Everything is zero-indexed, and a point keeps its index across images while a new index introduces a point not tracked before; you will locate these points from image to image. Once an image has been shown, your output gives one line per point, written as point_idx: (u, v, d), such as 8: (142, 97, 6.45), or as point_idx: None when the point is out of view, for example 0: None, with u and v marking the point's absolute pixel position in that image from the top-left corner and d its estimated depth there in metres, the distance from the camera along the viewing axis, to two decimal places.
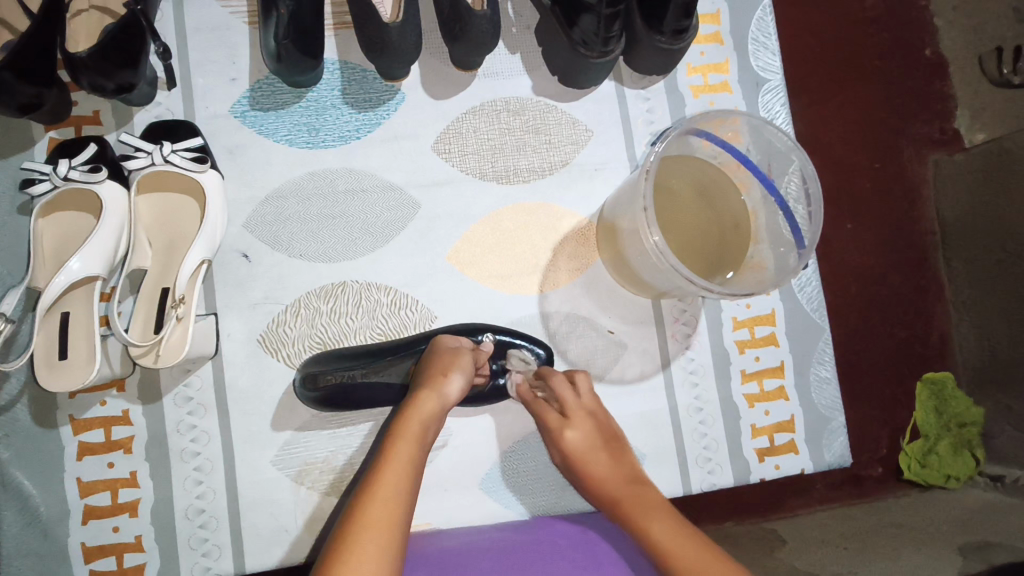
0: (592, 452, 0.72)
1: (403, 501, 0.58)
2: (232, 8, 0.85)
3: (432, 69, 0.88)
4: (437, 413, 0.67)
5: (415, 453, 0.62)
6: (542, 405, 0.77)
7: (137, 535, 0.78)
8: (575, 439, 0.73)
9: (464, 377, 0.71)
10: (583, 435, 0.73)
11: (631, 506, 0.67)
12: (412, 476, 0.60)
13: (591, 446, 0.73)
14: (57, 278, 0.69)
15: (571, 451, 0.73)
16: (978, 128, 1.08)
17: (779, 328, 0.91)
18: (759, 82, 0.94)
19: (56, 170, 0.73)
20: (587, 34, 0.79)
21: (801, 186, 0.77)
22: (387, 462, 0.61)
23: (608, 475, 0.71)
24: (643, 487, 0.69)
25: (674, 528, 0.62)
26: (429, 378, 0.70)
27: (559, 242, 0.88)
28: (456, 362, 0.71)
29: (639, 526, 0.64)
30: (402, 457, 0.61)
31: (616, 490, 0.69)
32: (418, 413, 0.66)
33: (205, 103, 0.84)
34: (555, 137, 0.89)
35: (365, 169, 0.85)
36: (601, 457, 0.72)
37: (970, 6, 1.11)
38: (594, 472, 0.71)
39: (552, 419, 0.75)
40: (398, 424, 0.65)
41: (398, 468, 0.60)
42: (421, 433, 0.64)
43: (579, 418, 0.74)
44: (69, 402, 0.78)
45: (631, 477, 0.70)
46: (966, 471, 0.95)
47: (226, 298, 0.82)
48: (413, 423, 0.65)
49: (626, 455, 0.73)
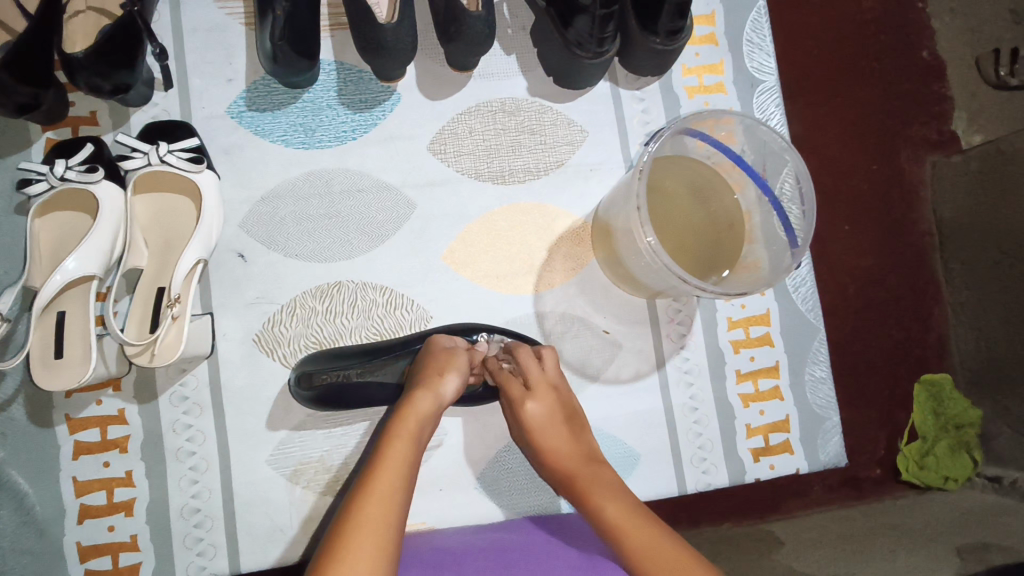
0: (550, 426, 0.72)
1: (398, 499, 0.58)
2: (229, 9, 0.86)
3: (428, 69, 0.88)
4: (432, 414, 0.67)
5: (409, 453, 0.62)
6: (507, 376, 0.75)
7: (132, 534, 0.78)
8: (535, 411, 0.72)
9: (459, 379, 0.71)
10: (543, 409, 0.72)
11: (584, 486, 0.67)
12: (407, 475, 0.60)
13: (547, 421, 0.72)
14: (53, 278, 0.69)
15: (528, 423, 0.72)
16: (974, 130, 1.09)
17: (774, 328, 0.91)
18: (754, 83, 0.94)
19: (52, 171, 0.73)
20: (582, 35, 0.79)
21: (795, 187, 0.78)
22: (381, 460, 0.61)
23: (561, 450, 0.71)
24: (598, 466, 0.70)
25: (626, 510, 0.63)
26: (425, 378, 0.70)
27: (554, 242, 0.88)
28: (452, 363, 0.72)
29: (595, 507, 0.65)
30: (397, 457, 0.61)
31: (571, 466, 0.70)
32: (413, 412, 0.66)
33: (201, 104, 0.84)
34: (550, 138, 0.90)
35: (361, 170, 0.86)
36: (561, 431, 0.72)
37: (966, 8, 1.12)
38: (551, 445, 0.71)
39: (515, 391, 0.73)
40: (393, 424, 0.65)
41: (390, 467, 0.60)
42: (417, 433, 0.64)
43: (541, 392, 0.73)
44: (65, 402, 0.79)
45: (589, 455, 0.71)
46: (962, 473, 0.95)
47: (222, 298, 0.82)
48: (409, 422, 0.65)
49: (584, 432, 0.73)
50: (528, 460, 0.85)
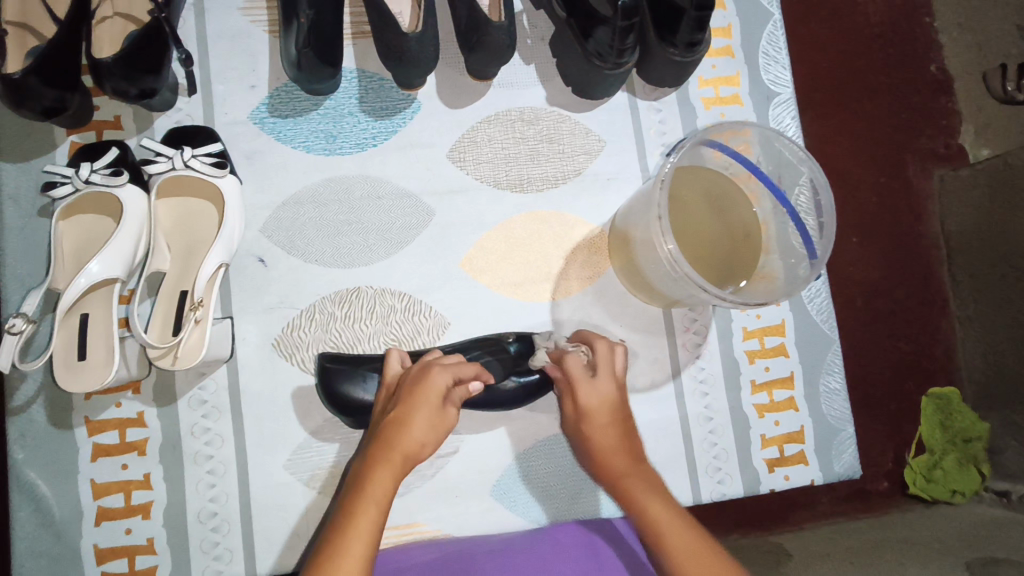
0: (607, 420, 0.72)
1: (368, 542, 0.59)
2: (252, 17, 0.87)
3: (449, 78, 0.89)
4: (412, 453, 0.67)
5: (384, 494, 0.63)
6: (574, 362, 0.75)
7: (148, 537, 0.78)
8: (596, 400, 0.73)
9: (433, 414, 0.69)
10: (602, 399, 0.73)
11: (633, 486, 0.68)
12: (381, 508, 0.62)
13: (603, 412, 0.73)
14: (77, 280, 0.69)
15: (589, 412, 0.73)
16: (983, 144, 1.10)
17: (789, 338, 0.91)
18: (770, 95, 0.95)
19: (78, 174, 0.74)
20: (603, 47, 0.80)
21: (811, 198, 0.79)
22: (357, 503, 0.61)
23: (617, 449, 0.71)
24: (646, 467, 0.71)
25: (676, 514, 0.65)
26: (397, 414, 0.69)
27: (571, 250, 0.89)
28: (423, 394, 0.69)
29: (640, 506, 0.66)
30: (373, 501, 0.62)
31: (621, 467, 0.70)
32: (391, 452, 0.66)
33: (224, 109, 0.85)
34: (569, 147, 0.90)
35: (380, 176, 0.86)
36: (616, 426, 0.73)
37: (975, 24, 1.13)
38: (604, 442, 0.72)
39: (585, 384, 0.74)
40: (377, 451, 0.66)
41: (367, 512, 0.61)
42: (392, 475, 0.65)
43: (605, 383, 0.74)
44: (85, 404, 0.79)
45: (636, 452, 0.71)
46: (970, 487, 0.95)
47: (242, 302, 0.83)
48: (393, 451, 0.66)
49: (634, 433, 0.74)
50: (543, 467, 0.85)
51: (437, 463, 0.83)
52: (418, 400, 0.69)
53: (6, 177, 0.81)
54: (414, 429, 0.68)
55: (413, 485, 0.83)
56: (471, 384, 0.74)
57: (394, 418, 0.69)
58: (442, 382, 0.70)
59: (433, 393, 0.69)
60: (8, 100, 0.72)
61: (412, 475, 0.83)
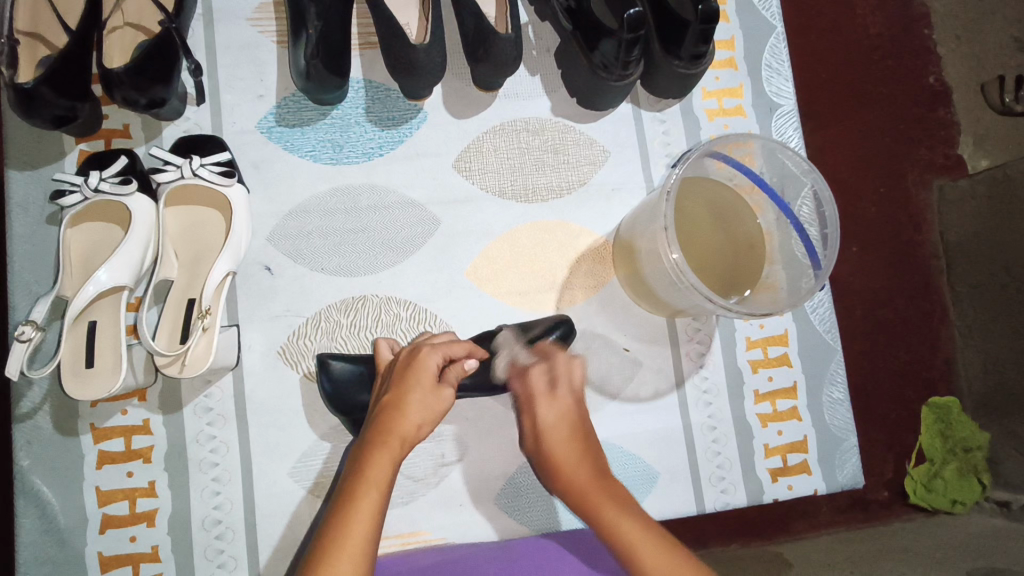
0: (563, 435, 0.73)
1: (372, 522, 0.59)
2: (261, 27, 0.88)
3: (455, 89, 0.90)
4: (410, 436, 0.67)
5: (385, 477, 0.63)
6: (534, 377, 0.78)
7: (153, 545, 0.78)
8: (550, 419, 0.74)
9: (428, 395, 0.69)
10: (558, 414, 0.74)
11: (597, 501, 0.67)
12: (383, 492, 0.62)
13: (558, 424, 0.74)
14: (85, 288, 0.70)
15: (546, 429, 0.74)
16: (981, 155, 1.11)
17: (792, 348, 0.92)
18: (773, 107, 0.96)
19: (87, 182, 0.74)
20: (608, 59, 0.81)
21: (815, 210, 0.79)
22: (358, 485, 0.62)
23: (576, 463, 0.71)
24: (610, 482, 0.70)
25: (641, 525, 0.64)
26: (392, 397, 0.69)
27: (575, 259, 0.89)
28: (417, 375, 0.70)
29: (608, 523, 0.65)
30: (374, 483, 0.62)
31: (582, 480, 0.70)
32: (389, 436, 0.66)
33: (232, 119, 0.86)
34: (573, 157, 0.91)
35: (386, 186, 0.87)
36: (573, 438, 0.73)
37: (973, 36, 1.14)
38: (562, 454, 0.72)
39: (541, 398, 0.76)
40: (376, 434, 0.66)
41: (368, 493, 0.61)
42: (391, 457, 0.65)
43: (562, 400, 0.76)
44: (90, 411, 0.79)
45: (601, 469, 0.71)
46: (971, 496, 0.94)
47: (248, 310, 0.83)
48: (393, 435, 0.66)
49: (597, 450, 0.74)
50: None
51: (440, 471, 0.83)
52: (410, 383, 0.69)
53: (16, 185, 0.82)
54: (409, 412, 0.68)
55: (417, 493, 0.83)
56: (467, 363, 0.74)
57: (388, 401, 0.69)
58: (435, 361, 0.71)
59: (426, 374, 0.70)
60: (20, 107, 0.73)
61: (417, 483, 0.83)
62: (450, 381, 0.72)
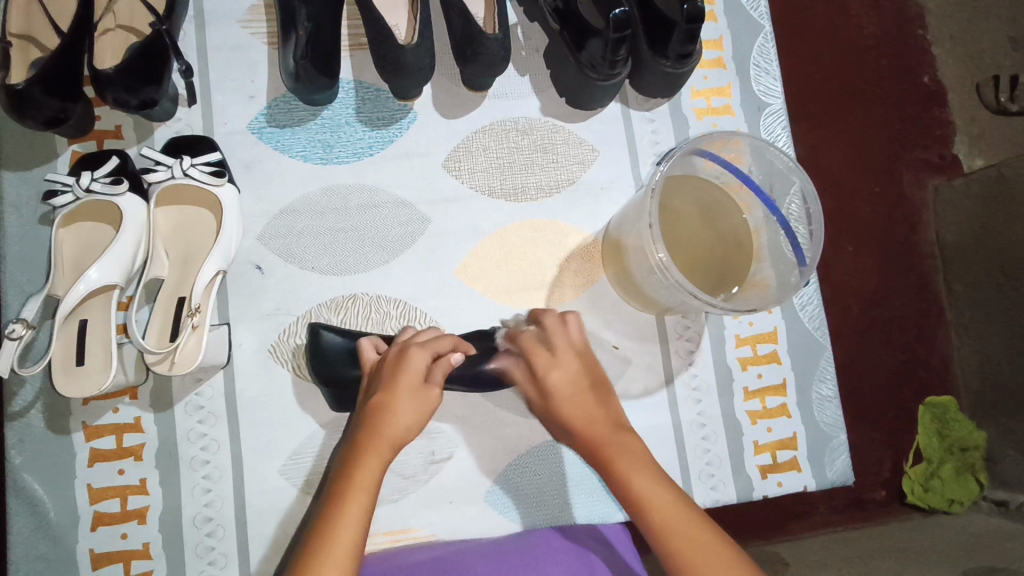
0: (574, 394, 0.72)
1: (360, 520, 0.60)
2: (252, 28, 0.88)
3: (444, 89, 0.90)
4: (396, 438, 0.68)
5: (372, 481, 0.64)
6: (530, 346, 0.75)
7: (144, 543, 0.78)
8: (560, 379, 0.72)
9: (415, 397, 0.70)
10: (570, 373, 0.73)
11: (613, 455, 0.68)
12: (372, 494, 0.63)
13: (570, 380, 0.72)
14: (76, 287, 0.70)
15: (556, 389, 0.72)
16: (975, 154, 1.11)
17: (781, 346, 0.92)
18: (761, 106, 0.96)
19: (78, 182, 0.75)
20: (595, 58, 0.82)
21: (802, 208, 0.79)
22: (347, 489, 0.62)
23: (592, 417, 0.71)
24: (626, 433, 0.70)
25: (655, 481, 0.65)
26: (379, 400, 0.70)
27: (565, 258, 0.90)
28: (404, 378, 0.71)
29: (621, 479, 0.66)
30: (362, 487, 0.63)
31: (599, 435, 0.70)
32: (377, 439, 0.67)
33: (222, 120, 0.87)
34: (562, 157, 0.92)
35: (377, 185, 0.88)
36: (586, 398, 0.72)
37: (966, 36, 1.14)
38: (576, 412, 0.71)
39: (541, 357, 0.74)
40: (364, 437, 0.67)
41: (356, 496, 0.61)
42: (378, 461, 0.65)
43: (565, 357, 0.73)
44: (81, 409, 0.80)
45: (618, 423, 0.71)
46: (967, 496, 0.95)
47: (239, 308, 0.84)
48: (381, 437, 0.67)
49: (611, 398, 0.73)
50: (536, 473, 0.85)
51: (430, 469, 0.84)
52: (398, 385, 0.70)
53: (8, 185, 0.83)
54: (396, 414, 0.69)
55: (406, 491, 0.83)
56: (453, 357, 0.73)
57: (376, 404, 0.70)
58: (421, 362, 0.72)
59: (413, 376, 0.71)
60: (11, 109, 0.74)
61: (407, 481, 0.83)
62: (437, 380, 0.72)
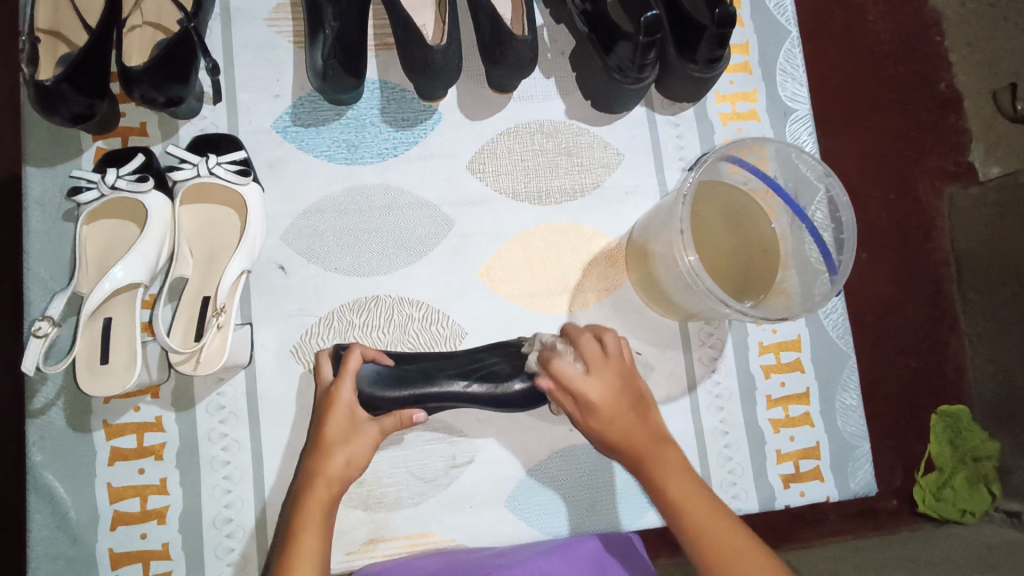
0: (614, 406, 0.68)
1: (316, 560, 0.61)
2: (278, 27, 0.88)
3: (470, 91, 0.90)
4: (337, 476, 0.68)
5: (319, 521, 0.64)
6: (562, 364, 0.69)
7: (164, 542, 0.78)
8: (600, 396, 0.67)
9: (347, 431, 0.70)
10: (607, 388, 0.68)
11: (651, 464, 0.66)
12: (321, 533, 0.63)
13: (608, 390, 0.68)
14: (101, 285, 0.70)
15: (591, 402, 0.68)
16: (993, 163, 1.10)
17: (804, 354, 0.91)
18: (787, 111, 0.95)
19: (104, 179, 0.75)
20: (624, 62, 0.81)
21: (829, 214, 0.79)
22: (294, 533, 0.63)
23: (632, 428, 0.68)
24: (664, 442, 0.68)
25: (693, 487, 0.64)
26: (316, 441, 0.70)
27: (589, 262, 0.89)
28: (331, 413, 0.70)
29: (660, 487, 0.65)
30: (308, 529, 0.63)
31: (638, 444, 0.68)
32: (315, 480, 0.67)
33: (247, 118, 0.86)
34: (587, 160, 0.91)
35: (400, 186, 0.87)
36: (624, 412, 0.68)
37: (987, 44, 1.14)
38: (617, 428, 0.68)
39: (573, 373, 0.68)
40: (305, 480, 0.67)
41: (307, 539, 0.62)
42: (323, 500, 0.65)
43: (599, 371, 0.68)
44: (103, 408, 0.79)
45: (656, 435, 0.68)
46: (980, 506, 0.93)
47: (261, 309, 0.83)
48: (320, 479, 0.67)
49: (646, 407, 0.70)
50: (557, 478, 0.85)
51: (452, 473, 0.83)
52: (328, 424, 0.70)
53: (33, 181, 0.82)
54: (334, 452, 0.69)
55: (427, 495, 0.83)
56: (415, 415, 0.72)
57: (314, 444, 0.70)
58: (348, 397, 0.71)
59: (341, 414, 0.70)
60: (38, 104, 0.73)
61: (427, 484, 0.83)
62: (383, 419, 0.72)
